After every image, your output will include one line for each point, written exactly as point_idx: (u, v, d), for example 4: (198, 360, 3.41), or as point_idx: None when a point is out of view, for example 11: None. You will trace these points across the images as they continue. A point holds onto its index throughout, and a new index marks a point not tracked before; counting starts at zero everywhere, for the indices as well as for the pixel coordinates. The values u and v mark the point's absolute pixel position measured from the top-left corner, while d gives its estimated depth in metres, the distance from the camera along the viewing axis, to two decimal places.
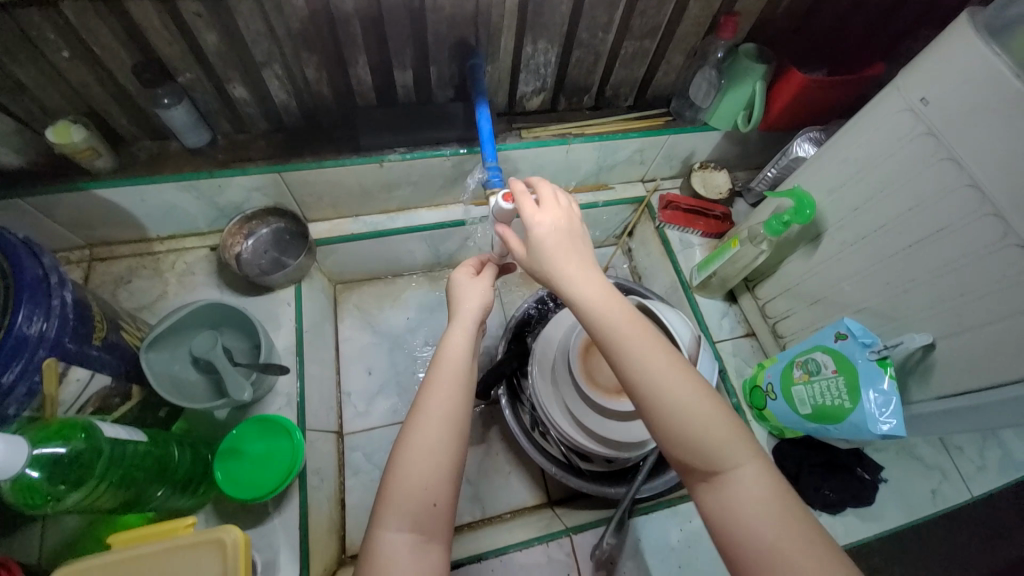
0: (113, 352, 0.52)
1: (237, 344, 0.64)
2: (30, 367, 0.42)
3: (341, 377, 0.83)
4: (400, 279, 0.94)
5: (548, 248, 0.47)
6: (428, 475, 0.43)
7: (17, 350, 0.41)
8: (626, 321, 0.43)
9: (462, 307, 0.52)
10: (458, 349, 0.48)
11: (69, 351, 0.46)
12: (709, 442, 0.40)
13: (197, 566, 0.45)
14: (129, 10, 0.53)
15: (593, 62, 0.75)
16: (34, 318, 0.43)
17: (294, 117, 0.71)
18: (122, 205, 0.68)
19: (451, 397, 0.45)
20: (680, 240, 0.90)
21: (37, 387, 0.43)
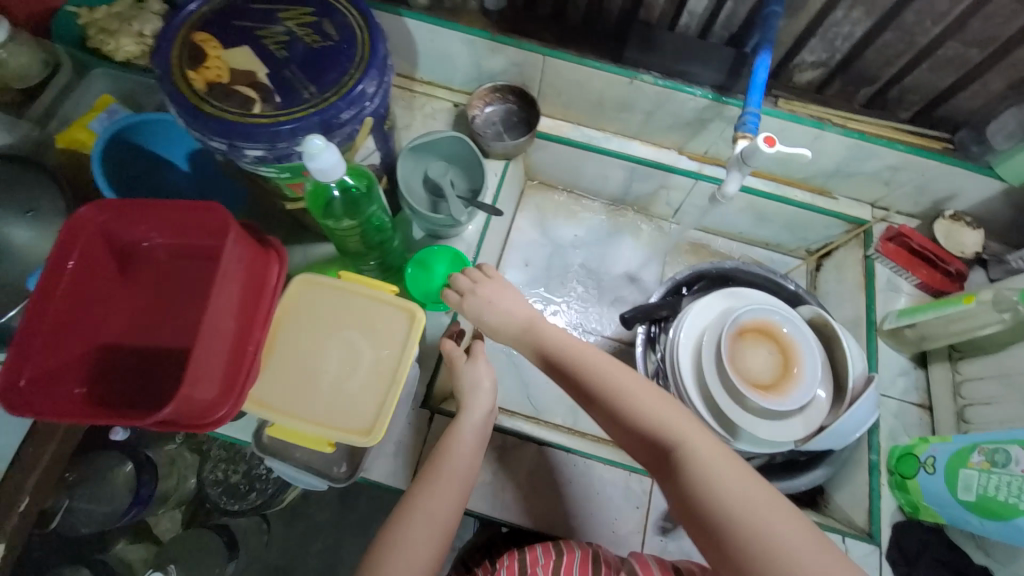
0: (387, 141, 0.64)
1: (460, 180, 0.73)
2: (359, 116, 0.53)
3: (501, 257, 0.92)
4: (581, 200, 0.98)
5: (489, 311, 0.60)
6: (432, 528, 0.52)
7: (358, 99, 0.52)
8: (565, 346, 0.56)
9: (470, 407, 0.60)
10: (464, 447, 0.57)
11: (377, 118, 0.56)
12: (655, 428, 0.50)
13: (390, 322, 0.56)
14: None
15: (898, 52, 0.68)
16: (371, 84, 0.52)
17: (577, 12, 0.76)
18: (414, 40, 0.80)
19: (441, 498, 0.54)
20: (887, 279, 0.82)
21: (354, 133, 0.54)
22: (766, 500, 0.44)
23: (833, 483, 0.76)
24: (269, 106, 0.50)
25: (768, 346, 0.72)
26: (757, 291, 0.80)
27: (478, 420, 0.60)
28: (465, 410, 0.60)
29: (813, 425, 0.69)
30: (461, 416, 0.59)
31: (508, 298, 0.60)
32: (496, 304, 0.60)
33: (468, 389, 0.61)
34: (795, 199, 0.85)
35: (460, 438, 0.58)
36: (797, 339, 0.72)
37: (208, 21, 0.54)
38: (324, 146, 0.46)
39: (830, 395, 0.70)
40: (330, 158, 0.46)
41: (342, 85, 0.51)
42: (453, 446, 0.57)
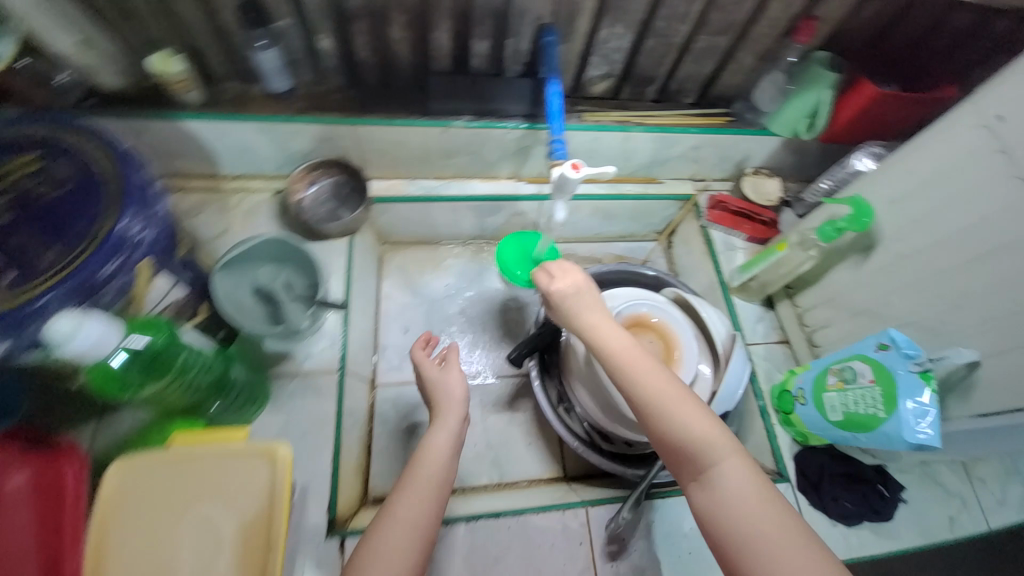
0: (188, 268, 0.57)
1: (296, 280, 0.67)
2: (129, 263, 0.45)
3: (379, 331, 0.87)
4: (444, 247, 0.97)
5: (569, 300, 0.57)
6: (403, 556, 0.47)
7: (120, 246, 0.45)
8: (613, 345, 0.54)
9: (446, 400, 0.61)
10: (437, 451, 0.55)
11: (159, 256, 0.49)
12: (698, 441, 0.48)
13: (234, 474, 0.48)
14: None
15: (664, 52, 0.76)
16: (134, 223, 0.46)
17: (370, 74, 0.74)
18: (203, 140, 0.72)
19: (419, 509, 0.50)
20: (723, 240, 0.91)
21: (130, 283, 0.46)
22: (791, 530, 0.43)
23: (741, 437, 0.82)
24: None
25: (648, 338, 0.76)
26: (625, 288, 0.84)
27: (451, 420, 0.59)
28: (436, 423, 0.58)
29: (706, 395, 0.73)
30: (438, 422, 0.58)
31: (564, 296, 0.58)
32: (573, 298, 0.57)
33: (440, 386, 0.62)
34: (630, 193, 0.92)
35: (436, 445, 0.56)
36: (668, 322, 0.77)
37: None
38: (77, 322, 0.39)
39: (712, 364, 0.75)
40: (90, 332, 0.39)
41: (98, 234, 0.44)
42: (426, 456, 0.55)
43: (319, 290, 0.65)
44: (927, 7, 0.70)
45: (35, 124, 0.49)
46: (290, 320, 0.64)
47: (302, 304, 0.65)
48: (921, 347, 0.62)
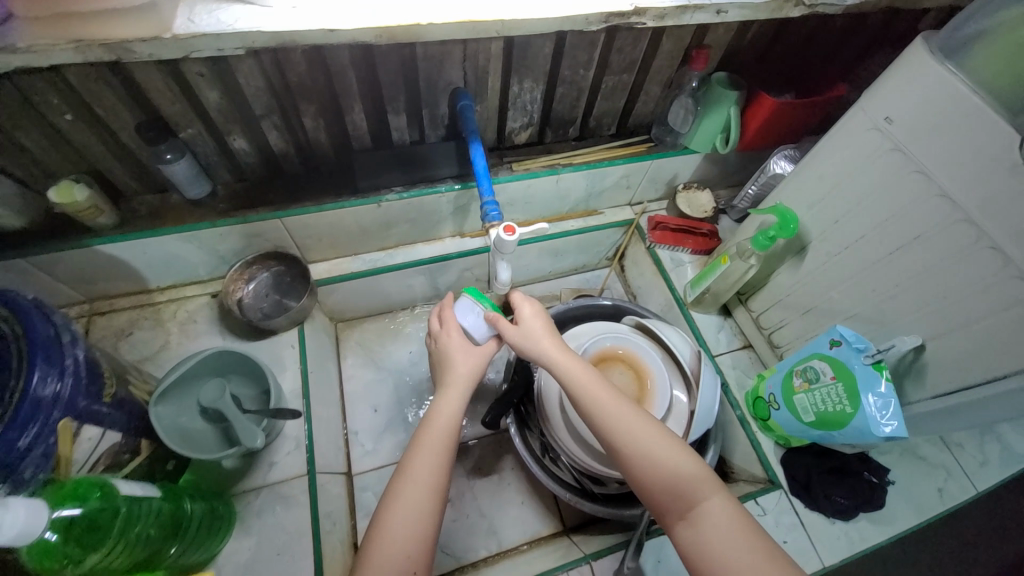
0: (122, 408, 0.52)
1: (245, 391, 0.64)
2: (47, 428, 0.42)
3: (347, 415, 0.84)
4: (400, 314, 0.95)
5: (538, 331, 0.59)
6: (413, 537, 0.46)
7: (34, 412, 0.41)
8: (583, 380, 0.55)
9: (457, 368, 0.58)
10: (446, 420, 0.54)
11: (82, 410, 0.46)
12: (680, 477, 0.49)
13: None
14: (134, 74, 0.55)
15: (576, 96, 0.79)
16: (47, 381, 0.43)
17: (291, 163, 0.73)
18: (124, 259, 0.69)
19: (436, 468, 0.50)
20: (671, 258, 0.94)
21: (52, 449, 0.42)
22: (777, 561, 0.43)
23: (727, 448, 0.83)
24: None
25: (618, 371, 0.76)
26: (586, 324, 0.85)
27: (462, 385, 0.57)
28: (449, 388, 0.56)
29: (685, 417, 0.73)
30: (449, 388, 0.57)
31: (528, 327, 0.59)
32: (538, 328, 0.59)
33: (452, 357, 0.59)
34: (573, 228, 0.93)
35: (446, 409, 0.55)
36: (634, 351, 0.77)
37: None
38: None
39: (685, 388, 0.75)
40: (13, 519, 0.35)
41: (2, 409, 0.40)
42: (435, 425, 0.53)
43: (273, 398, 0.62)
44: (802, 24, 0.76)
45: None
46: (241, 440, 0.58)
47: (255, 418, 0.60)
48: (870, 338, 0.65)
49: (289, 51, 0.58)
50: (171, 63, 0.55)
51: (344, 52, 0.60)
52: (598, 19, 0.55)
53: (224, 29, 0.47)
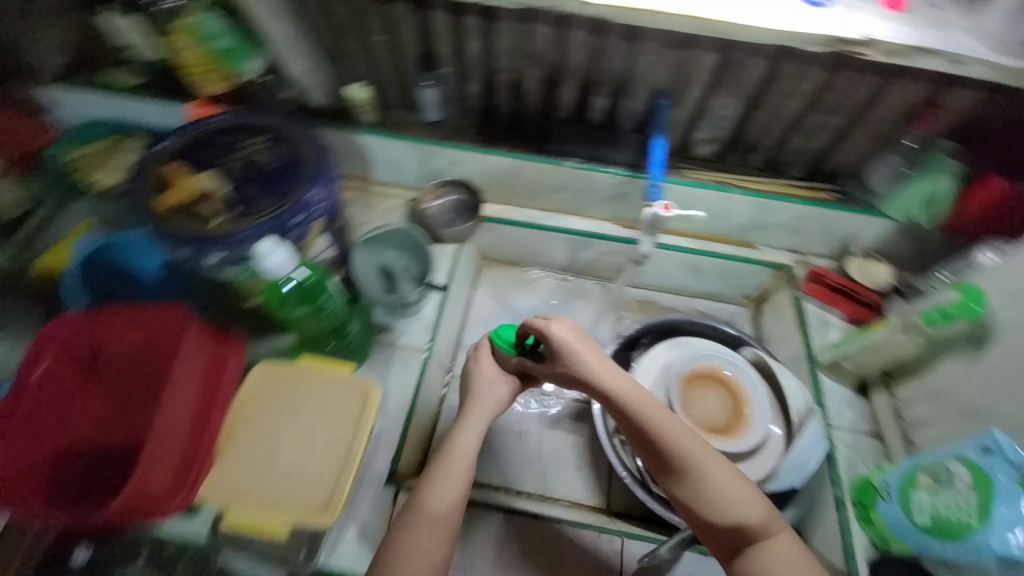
0: (339, 237, 0.70)
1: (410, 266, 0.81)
2: (309, 219, 0.61)
3: (463, 332, 0.97)
4: (533, 272, 1.06)
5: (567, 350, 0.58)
6: (434, 546, 0.52)
7: (307, 206, 0.60)
8: (629, 408, 0.55)
9: (478, 407, 0.63)
10: (466, 448, 0.59)
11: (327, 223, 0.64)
12: (737, 511, 0.51)
13: (341, 394, 0.60)
14: (432, 17, 0.75)
15: (772, 124, 0.81)
16: (320, 192, 0.61)
17: (503, 115, 0.89)
18: (367, 149, 0.91)
19: (454, 490, 0.56)
20: (817, 316, 0.89)
21: (304, 233, 0.61)
22: None
23: (808, 524, 0.76)
24: (230, 216, 0.59)
25: (716, 390, 0.76)
26: (699, 339, 0.84)
27: (480, 417, 0.63)
28: (464, 422, 0.62)
29: (773, 460, 0.72)
30: (468, 419, 0.62)
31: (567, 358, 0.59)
32: (571, 346, 0.58)
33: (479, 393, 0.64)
34: (721, 251, 0.94)
35: (463, 439, 0.60)
36: (742, 382, 0.76)
37: (145, 168, 0.62)
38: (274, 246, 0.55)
39: (784, 429, 0.74)
40: (277, 255, 0.55)
41: (294, 196, 0.60)
42: (456, 449, 0.59)
43: (427, 273, 0.81)
44: None
45: (252, 116, 0.67)
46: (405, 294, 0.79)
47: (416, 283, 0.80)
48: None
49: (541, 23, 0.73)
50: (459, 14, 0.74)
51: (582, 33, 0.73)
52: (820, 43, 0.59)
53: None
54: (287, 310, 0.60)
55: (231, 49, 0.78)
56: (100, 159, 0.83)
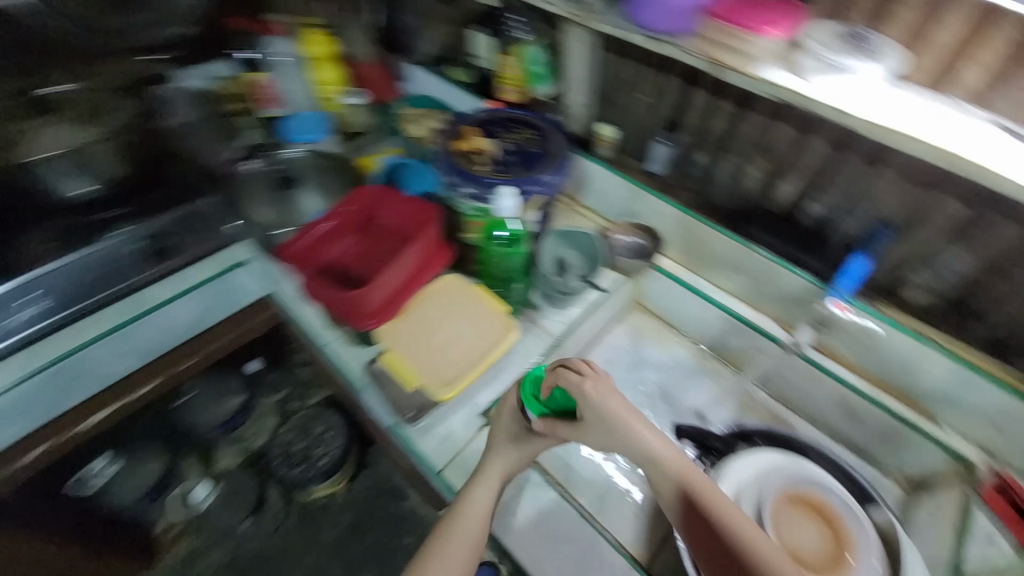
0: (543, 219, 0.86)
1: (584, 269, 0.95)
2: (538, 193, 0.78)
3: (587, 352, 1.00)
4: (674, 337, 1.03)
5: (602, 405, 0.65)
6: None
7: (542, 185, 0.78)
8: (674, 472, 0.60)
9: (491, 467, 0.69)
10: (479, 508, 0.66)
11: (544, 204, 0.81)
12: None
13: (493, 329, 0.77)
14: (695, 93, 0.90)
15: (1009, 299, 0.74)
16: (554, 180, 0.79)
17: (715, 191, 0.98)
18: (586, 174, 1.06)
19: (464, 547, 0.64)
20: (988, 535, 0.72)
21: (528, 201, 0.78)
22: None
23: None
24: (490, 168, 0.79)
25: (817, 524, 0.71)
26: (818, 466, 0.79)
27: (494, 476, 0.69)
28: (482, 478, 0.69)
29: None
30: (483, 477, 0.69)
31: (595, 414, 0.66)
32: (605, 401, 0.65)
33: (496, 454, 0.70)
34: (892, 407, 0.82)
35: (477, 496, 0.67)
36: (851, 528, 0.70)
37: (453, 125, 0.87)
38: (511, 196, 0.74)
39: None
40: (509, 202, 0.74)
41: (534, 172, 0.78)
42: (470, 508, 0.66)
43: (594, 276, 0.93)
44: None
45: (529, 113, 0.88)
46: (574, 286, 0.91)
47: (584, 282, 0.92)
48: None
49: (788, 124, 0.82)
50: (718, 98, 0.88)
51: (824, 143, 0.80)
52: None
53: (780, 84, 0.69)
54: (491, 249, 0.79)
55: (540, 73, 1.01)
56: (420, 116, 1.17)
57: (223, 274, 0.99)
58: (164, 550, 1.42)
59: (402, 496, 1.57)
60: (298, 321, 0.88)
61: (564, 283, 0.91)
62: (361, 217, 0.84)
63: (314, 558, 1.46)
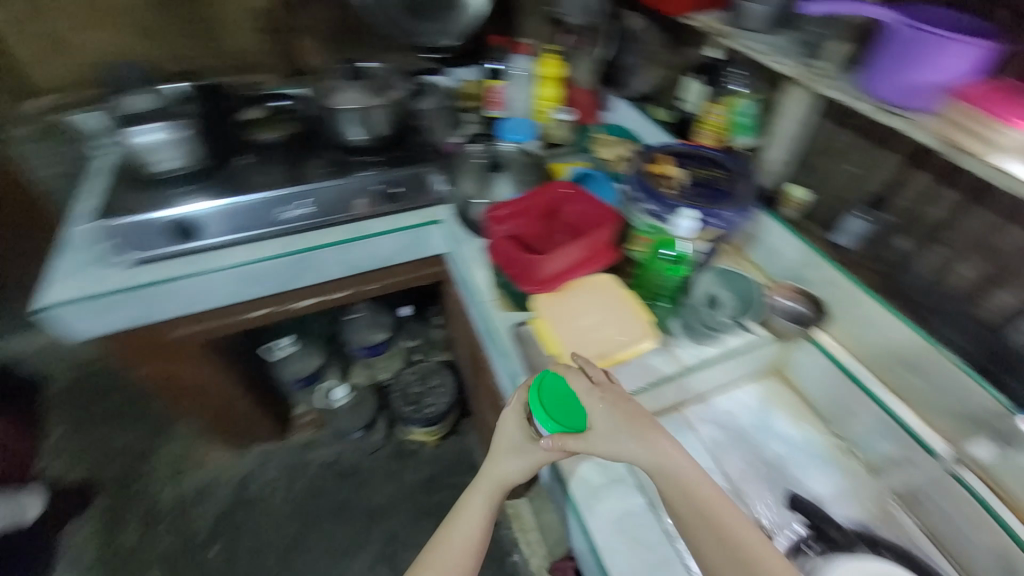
0: (709, 251, 0.88)
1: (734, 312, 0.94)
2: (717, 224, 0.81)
3: (712, 397, 0.97)
4: (809, 423, 0.95)
5: (599, 402, 0.69)
6: None
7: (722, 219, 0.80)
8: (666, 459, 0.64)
9: (486, 478, 0.78)
10: (475, 517, 0.76)
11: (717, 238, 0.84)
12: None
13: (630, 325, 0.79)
14: (915, 175, 0.86)
15: None
16: (735, 218, 0.81)
17: (908, 281, 0.90)
18: (761, 229, 1.04)
19: (458, 552, 0.73)
20: None
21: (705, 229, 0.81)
22: None
23: None
24: (677, 191, 0.84)
25: None
26: None
27: (489, 487, 0.77)
28: (474, 492, 0.77)
29: None
30: (473, 493, 0.77)
31: (598, 415, 0.68)
32: (607, 399, 0.69)
33: (494, 468, 0.78)
34: None
35: (473, 508, 0.76)
36: None
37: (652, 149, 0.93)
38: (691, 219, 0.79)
39: None
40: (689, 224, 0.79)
41: (719, 206, 0.81)
42: (467, 517, 0.76)
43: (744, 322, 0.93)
44: None
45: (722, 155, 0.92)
46: (722, 327, 0.92)
47: (733, 326, 0.93)
48: None
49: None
50: (944, 182, 0.83)
51: None
52: None
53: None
54: (655, 265, 0.85)
55: (743, 123, 1.04)
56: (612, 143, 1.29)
57: (422, 226, 1.19)
58: (295, 431, 1.71)
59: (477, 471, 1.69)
60: (471, 273, 1.05)
61: (713, 321, 0.92)
62: (548, 208, 0.91)
63: (392, 490, 1.63)
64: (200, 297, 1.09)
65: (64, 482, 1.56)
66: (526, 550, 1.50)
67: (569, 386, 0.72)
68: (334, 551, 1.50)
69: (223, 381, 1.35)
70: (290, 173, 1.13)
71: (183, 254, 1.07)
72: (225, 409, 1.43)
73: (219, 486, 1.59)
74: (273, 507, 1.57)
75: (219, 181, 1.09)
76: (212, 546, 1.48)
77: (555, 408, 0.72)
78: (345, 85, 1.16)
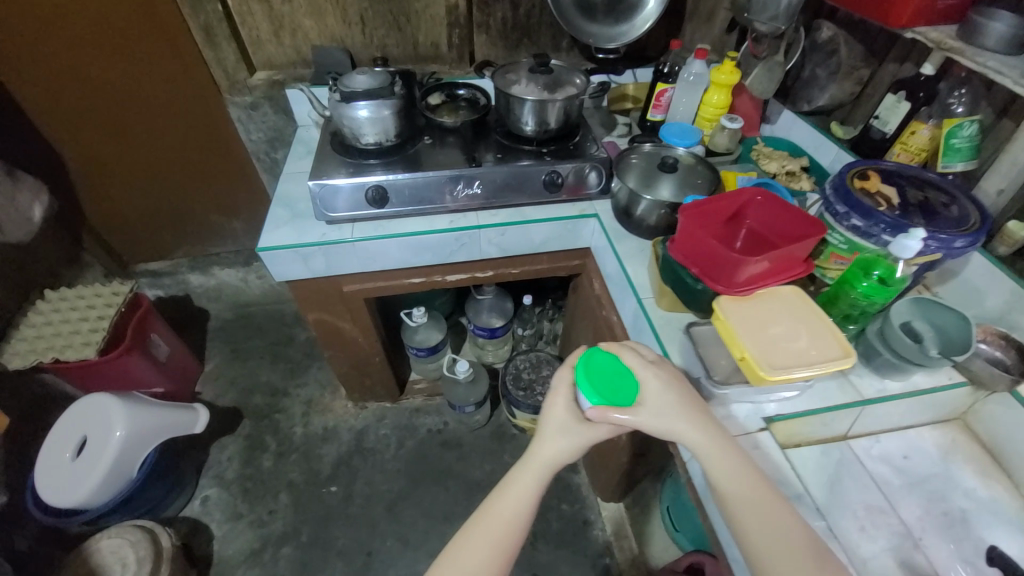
0: (916, 273, 0.81)
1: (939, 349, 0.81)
2: (940, 245, 0.75)
3: (885, 434, 0.90)
4: (1004, 481, 0.85)
5: (654, 382, 0.79)
6: (493, 549, 0.75)
7: (949, 241, 0.74)
8: (709, 433, 0.74)
9: (532, 456, 0.81)
10: (520, 491, 0.79)
11: (935, 259, 0.77)
12: (807, 544, 0.65)
13: (816, 345, 0.75)
14: None
15: None
16: (965, 241, 0.74)
17: None
18: (963, 264, 0.94)
19: (502, 522, 0.77)
20: None
21: (926, 248, 0.75)
22: None
23: None
24: (892, 207, 0.79)
25: None
26: None
27: (535, 467, 0.80)
28: (519, 467, 0.80)
29: None
30: (521, 470, 0.80)
31: (649, 392, 0.78)
32: (665, 380, 0.79)
33: (539, 447, 0.81)
34: None
35: (522, 484, 0.79)
36: None
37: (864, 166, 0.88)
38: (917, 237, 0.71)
39: None
40: (913, 241, 0.70)
41: (945, 231, 0.75)
42: (514, 490, 0.79)
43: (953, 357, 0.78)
44: None
45: (945, 180, 0.84)
46: (922, 359, 0.79)
47: (937, 360, 0.79)
48: None
49: None
50: None
51: None
52: None
53: None
54: (852, 280, 0.80)
55: (956, 148, 0.95)
56: (774, 158, 1.24)
57: (579, 218, 1.23)
58: (409, 395, 1.82)
59: (571, 468, 1.73)
60: (629, 269, 1.06)
61: (912, 353, 0.79)
62: (727, 209, 0.88)
63: (491, 468, 1.69)
64: (378, 257, 1.21)
65: (218, 405, 1.81)
66: (619, 555, 1.53)
67: (621, 362, 0.81)
68: (435, 512, 1.59)
69: (365, 342, 1.48)
70: (468, 156, 1.23)
71: (375, 218, 1.20)
72: (360, 365, 1.57)
73: (341, 433, 1.75)
74: (384, 462, 1.70)
75: (405, 160, 1.20)
76: (331, 486, 1.64)
77: (605, 383, 0.78)
78: (524, 77, 1.22)
